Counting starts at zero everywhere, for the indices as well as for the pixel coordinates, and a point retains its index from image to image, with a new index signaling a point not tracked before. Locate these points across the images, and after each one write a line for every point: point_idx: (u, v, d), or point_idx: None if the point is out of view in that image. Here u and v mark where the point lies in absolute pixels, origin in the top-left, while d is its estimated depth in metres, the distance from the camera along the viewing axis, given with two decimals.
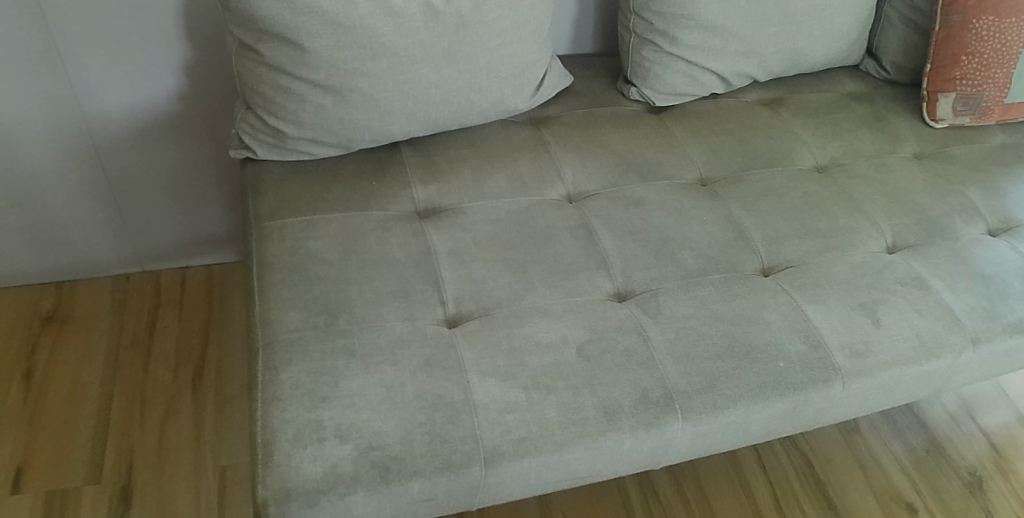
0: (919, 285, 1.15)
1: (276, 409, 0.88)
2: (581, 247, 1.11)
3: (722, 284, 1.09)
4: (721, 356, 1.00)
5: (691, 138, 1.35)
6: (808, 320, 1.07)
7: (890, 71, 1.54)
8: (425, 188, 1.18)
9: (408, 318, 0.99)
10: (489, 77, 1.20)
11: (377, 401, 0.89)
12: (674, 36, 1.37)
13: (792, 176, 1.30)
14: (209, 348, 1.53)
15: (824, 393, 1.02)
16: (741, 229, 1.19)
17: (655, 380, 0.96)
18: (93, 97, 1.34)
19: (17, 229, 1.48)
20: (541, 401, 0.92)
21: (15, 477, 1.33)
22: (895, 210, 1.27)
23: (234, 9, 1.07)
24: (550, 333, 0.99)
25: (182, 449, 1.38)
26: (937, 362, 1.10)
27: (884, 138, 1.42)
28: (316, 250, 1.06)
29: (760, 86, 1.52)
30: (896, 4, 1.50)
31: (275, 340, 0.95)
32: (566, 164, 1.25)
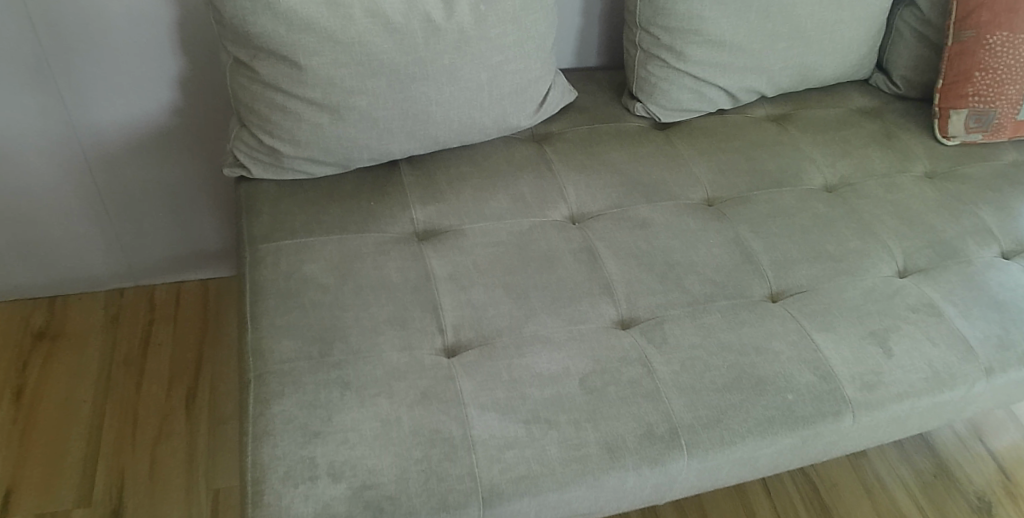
0: (932, 312, 1.11)
1: (266, 445, 0.85)
2: (584, 272, 1.08)
3: (730, 311, 1.06)
4: (728, 388, 0.97)
5: (697, 155, 1.32)
6: (818, 349, 1.03)
7: (901, 86, 1.51)
8: (424, 208, 1.15)
9: (405, 347, 0.96)
10: (491, 94, 1.17)
11: (372, 437, 0.86)
12: (681, 51, 1.34)
13: (801, 197, 1.27)
14: (203, 367, 1.50)
15: (834, 426, 0.99)
16: (749, 252, 1.15)
17: (661, 415, 0.93)
18: (86, 112, 1.31)
19: (9, 244, 1.46)
20: (542, 436, 0.89)
21: (4, 499, 1.30)
22: (907, 232, 1.23)
23: (228, 25, 1.04)
24: (552, 364, 0.96)
25: (175, 472, 1.35)
26: (950, 393, 1.06)
27: (895, 156, 1.39)
28: (312, 274, 1.03)
29: (768, 101, 1.48)
30: (908, 18, 1.47)
31: (267, 370, 0.92)
32: (569, 184, 1.22)
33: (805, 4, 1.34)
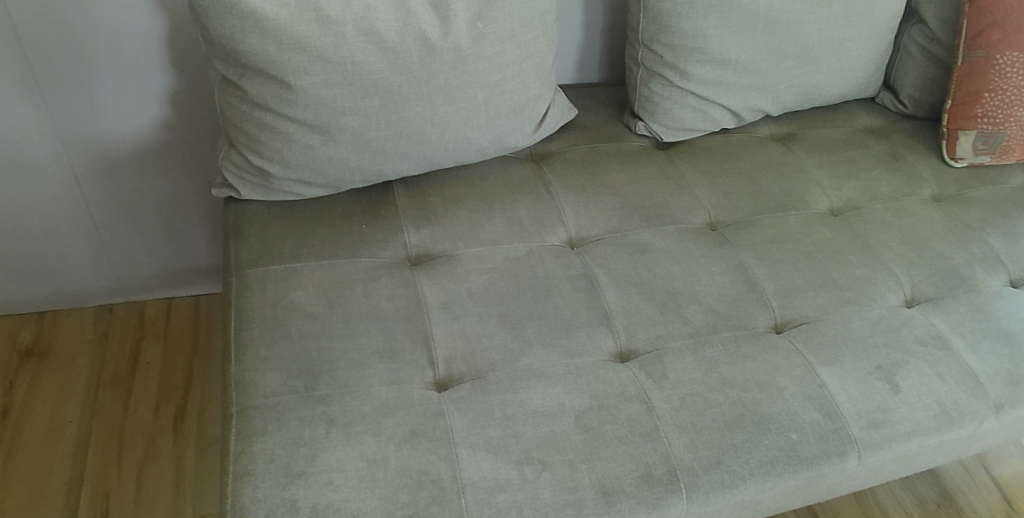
0: (940, 345, 1.06)
1: (247, 486, 0.83)
2: (581, 301, 1.04)
3: (733, 344, 1.02)
4: (730, 427, 0.93)
5: (700, 177, 1.28)
6: (823, 386, 0.99)
7: (908, 104, 1.47)
8: (417, 232, 1.11)
9: (394, 381, 0.93)
10: (488, 114, 1.13)
11: (357, 478, 0.83)
12: (685, 70, 1.30)
13: (807, 221, 1.22)
14: (193, 387, 1.46)
15: (839, 467, 0.95)
16: (753, 281, 1.11)
17: (659, 455, 0.90)
18: (73, 127, 1.27)
19: None
20: (535, 479, 0.86)
21: None
22: (914, 259, 1.18)
23: (216, 43, 1.00)
24: (546, 400, 0.92)
25: (161, 497, 1.31)
26: (958, 431, 1.01)
27: (901, 178, 1.33)
28: (300, 302, 0.99)
29: (773, 119, 1.45)
30: (917, 36, 1.43)
31: (250, 405, 0.89)
32: (567, 206, 1.18)
33: (812, 23, 1.30)
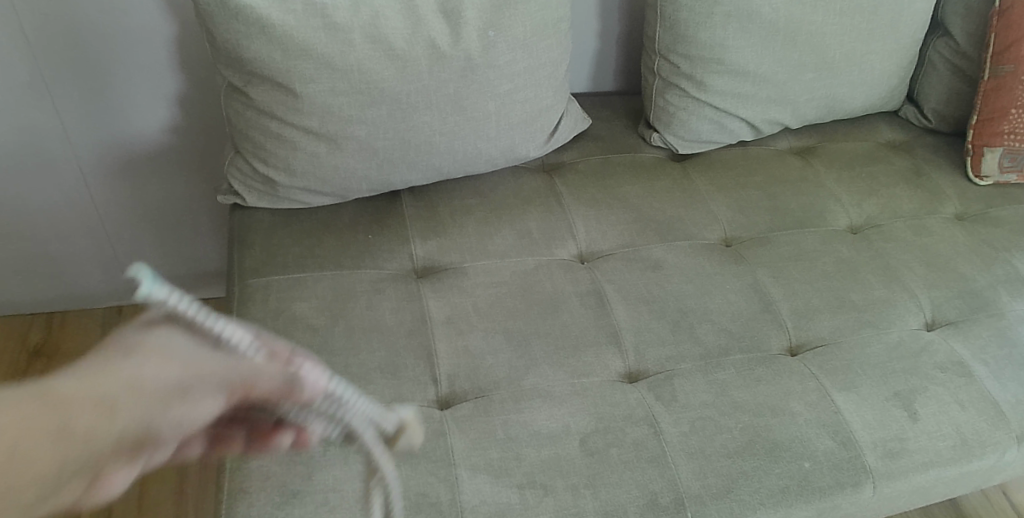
0: (962, 372, 1.03)
1: (242, 504, 0.81)
2: (590, 318, 1.02)
3: (745, 367, 0.99)
4: (740, 453, 0.90)
5: (715, 191, 1.25)
6: (838, 412, 0.96)
7: (932, 119, 1.43)
8: (424, 243, 1.09)
9: (395, 399, 0.90)
10: (499, 123, 1.11)
11: (354, 499, 0.81)
12: (702, 81, 1.27)
13: (826, 238, 1.19)
14: None
15: (854, 498, 0.92)
16: (768, 301, 1.08)
17: (665, 482, 0.87)
18: (80, 130, 1.26)
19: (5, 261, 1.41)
20: (536, 504, 0.83)
21: None
22: (936, 280, 1.14)
23: (221, 48, 0.98)
24: (551, 421, 0.90)
25: (164, 493, 1.28)
26: (978, 463, 0.97)
27: (924, 195, 1.30)
28: (302, 314, 0.97)
29: (792, 132, 1.41)
30: (942, 49, 1.39)
31: None
32: (578, 219, 1.16)
33: (835, 35, 1.27)
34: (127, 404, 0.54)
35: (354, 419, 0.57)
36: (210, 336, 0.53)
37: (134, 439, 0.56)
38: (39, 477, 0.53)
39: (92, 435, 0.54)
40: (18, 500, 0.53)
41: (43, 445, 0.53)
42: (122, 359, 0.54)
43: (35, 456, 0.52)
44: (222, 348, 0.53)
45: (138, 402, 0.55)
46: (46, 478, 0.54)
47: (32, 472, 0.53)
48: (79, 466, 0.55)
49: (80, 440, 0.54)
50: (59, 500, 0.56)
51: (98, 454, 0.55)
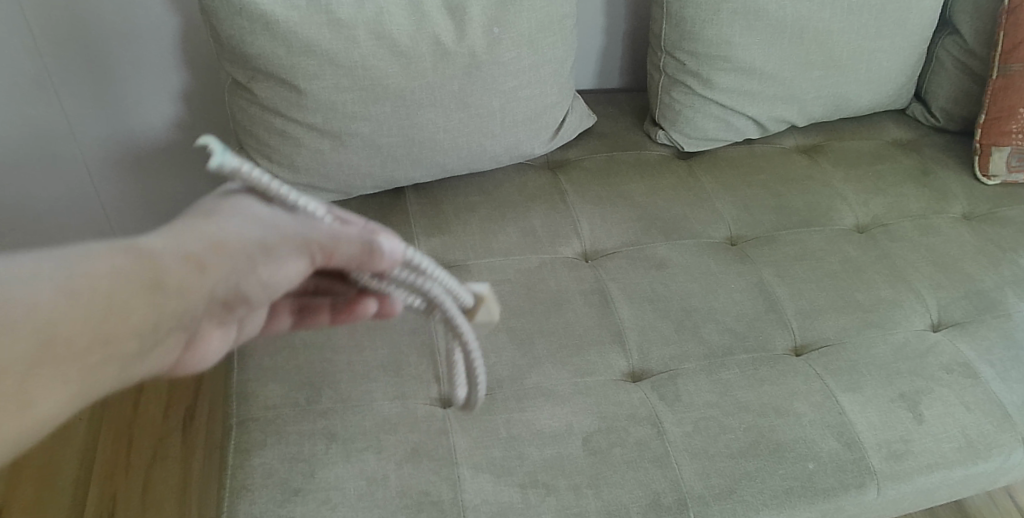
0: (968, 373, 1.02)
1: (244, 501, 0.81)
2: (594, 317, 1.01)
3: (749, 367, 0.99)
4: (744, 454, 0.90)
5: (720, 190, 1.24)
6: (842, 413, 0.96)
7: (940, 118, 1.42)
8: (428, 240, 1.09)
9: (397, 396, 0.90)
10: (503, 120, 1.11)
11: (355, 497, 0.81)
12: (707, 78, 1.26)
13: (832, 238, 1.18)
14: (202, 389, 1.44)
15: (858, 499, 0.91)
16: (774, 300, 1.07)
17: (668, 482, 0.87)
18: (84, 126, 1.25)
19: None
20: (538, 503, 0.83)
21: None
22: (942, 281, 1.14)
23: (225, 44, 0.98)
24: (554, 421, 0.90)
25: (167, 497, 1.29)
26: (984, 465, 0.97)
27: (931, 194, 1.29)
28: None
29: (798, 130, 1.40)
30: (950, 47, 1.38)
31: (251, 418, 0.88)
32: (583, 217, 1.15)
33: (842, 32, 1.26)
34: (217, 264, 0.59)
35: (433, 290, 0.65)
36: (296, 201, 0.60)
37: (223, 298, 0.62)
38: (137, 328, 0.58)
39: (186, 294, 0.59)
40: (118, 349, 0.58)
41: (141, 297, 0.58)
42: (209, 217, 0.60)
43: (133, 308, 0.58)
44: (300, 215, 0.60)
45: (223, 259, 0.59)
46: (144, 331, 0.59)
47: (130, 324, 0.58)
48: (173, 320, 0.60)
49: (175, 297, 0.59)
50: (153, 357, 0.62)
51: (190, 312, 0.61)
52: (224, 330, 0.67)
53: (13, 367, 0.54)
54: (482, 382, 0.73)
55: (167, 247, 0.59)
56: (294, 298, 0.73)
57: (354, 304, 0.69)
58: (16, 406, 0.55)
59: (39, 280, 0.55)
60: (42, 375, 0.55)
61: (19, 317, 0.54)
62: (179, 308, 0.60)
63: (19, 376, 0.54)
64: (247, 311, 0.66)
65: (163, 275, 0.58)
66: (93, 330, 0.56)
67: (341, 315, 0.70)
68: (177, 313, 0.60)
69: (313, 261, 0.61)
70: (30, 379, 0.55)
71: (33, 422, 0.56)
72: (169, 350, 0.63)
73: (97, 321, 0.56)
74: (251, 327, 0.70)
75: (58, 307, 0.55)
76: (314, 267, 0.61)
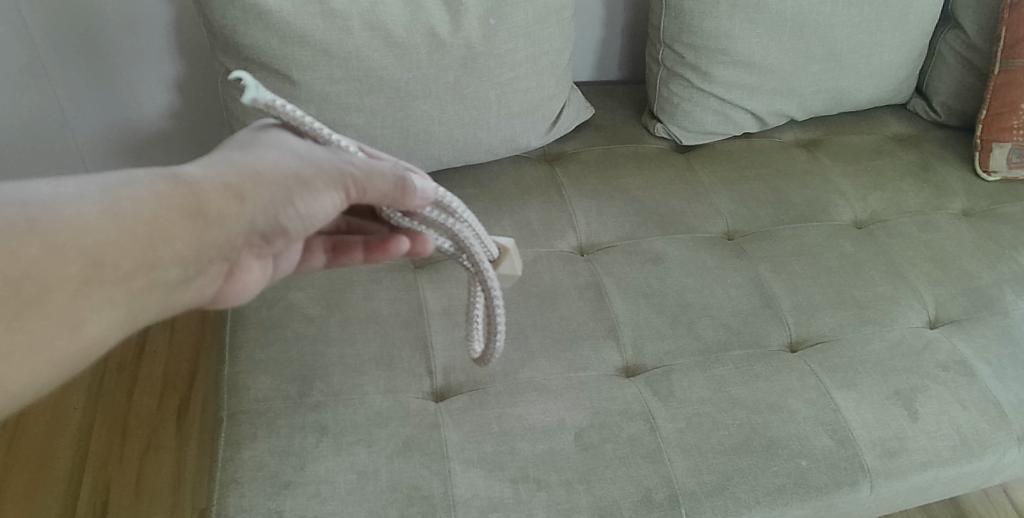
0: (964, 371, 1.01)
1: (234, 494, 0.81)
2: (589, 312, 1.01)
3: (744, 362, 0.98)
4: (737, 451, 0.90)
5: (719, 184, 1.23)
6: (837, 410, 0.95)
7: (941, 113, 1.41)
8: None
9: (390, 390, 0.90)
10: (499, 113, 1.10)
11: (346, 491, 0.81)
12: (706, 71, 1.25)
13: (829, 233, 1.18)
14: (197, 378, 1.43)
15: (851, 497, 0.91)
16: (770, 296, 1.07)
17: (660, 478, 0.86)
18: (78, 115, 1.25)
19: None
20: (529, 499, 0.83)
21: None
22: (940, 277, 1.13)
23: (218, 34, 0.97)
24: (546, 416, 0.89)
25: (161, 488, 1.28)
26: (978, 463, 0.96)
27: (930, 190, 1.28)
28: (298, 303, 0.97)
29: (798, 124, 1.39)
30: (952, 42, 1.37)
31: (242, 410, 0.87)
32: (579, 211, 1.14)
33: (843, 26, 1.25)
34: (256, 195, 0.62)
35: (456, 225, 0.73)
36: (330, 139, 0.66)
37: (261, 232, 0.65)
38: (180, 257, 0.61)
39: (227, 224, 0.62)
40: (162, 276, 0.60)
41: (185, 224, 0.60)
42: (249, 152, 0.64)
43: (175, 235, 0.60)
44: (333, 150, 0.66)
45: (263, 190, 0.62)
46: (187, 257, 0.61)
47: (173, 252, 0.60)
48: (214, 250, 0.63)
49: (216, 226, 0.61)
50: (193, 287, 0.64)
51: (228, 243, 0.63)
52: (262, 263, 0.70)
53: (64, 283, 0.56)
54: (500, 335, 0.79)
55: (208, 177, 0.61)
56: (326, 238, 0.79)
57: (384, 243, 0.75)
58: (65, 323, 0.56)
59: (87, 203, 0.57)
60: (90, 294, 0.57)
61: (72, 236, 0.56)
62: (220, 238, 0.62)
63: (69, 293, 0.56)
64: (283, 247, 0.69)
65: (205, 202, 0.61)
66: (138, 252, 0.58)
67: (373, 254, 0.75)
68: (217, 245, 0.62)
69: (348, 196, 0.65)
70: (79, 298, 0.57)
71: (78, 342, 0.57)
72: (208, 282, 0.65)
73: (143, 245, 0.58)
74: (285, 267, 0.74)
75: (106, 228, 0.57)
76: (347, 202, 0.66)
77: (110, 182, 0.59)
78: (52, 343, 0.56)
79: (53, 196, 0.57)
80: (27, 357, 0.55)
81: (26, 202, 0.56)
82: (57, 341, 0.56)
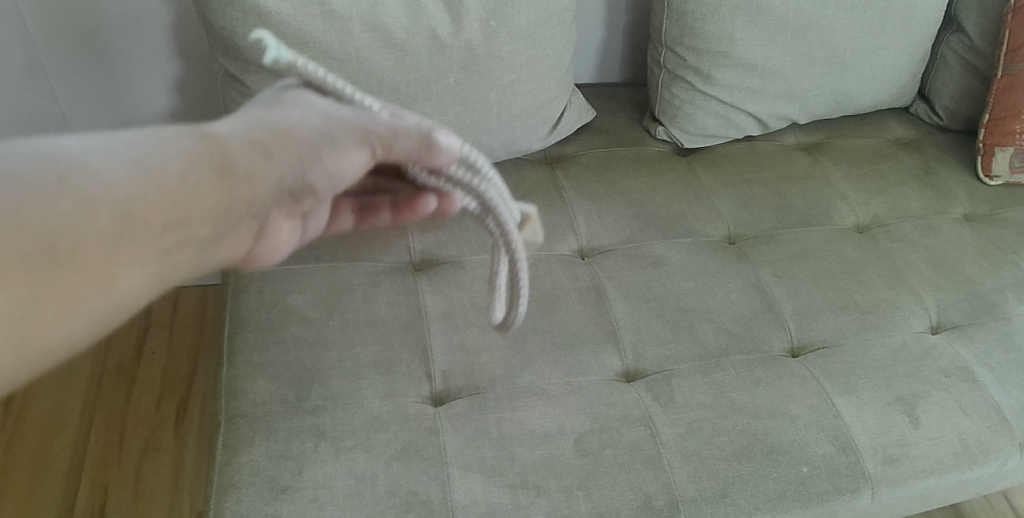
0: (966, 377, 1.01)
1: (231, 498, 0.80)
2: (589, 316, 1.00)
3: (745, 367, 0.98)
4: (737, 457, 0.89)
5: (720, 187, 1.23)
6: (838, 416, 0.95)
7: (943, 117, 1.40)
8: (423, 236, 1.08)
9: (388, 394, 0.89)
10: (500, 115, 1.09)
11: (344, 496, 0.81)
12: (708, 74, 1.25)
13: (831, 237, 1.17)
14: (196, 379, 1.43)
15: (852, 504, 0.90)
16: (771, 300, 1.06)
17: (660, 485, 0.86)
18: (78, 115, 1.24)
19: None
20: (528, 504, 0.82)
21: None
22: (942, 282, 1.12)
23: (217, 36, 0.97)
24: (545, 421, 0.89)
25: (159, 489, 1.28)
26: (980, 470, 0.95)
27: (932, 194, 1.27)
28: (297, 306, 0.96)
29: (800, 127, 1.39)
30: (955, 45, 1.36)
31: (239, 414, 0.87)
32: (579, 214, 1.14)
33: (845, 29, 1.24)
34: (285, 151, 0.60)
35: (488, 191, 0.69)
36: (355, 98, 0.63)
37: (291, 189, 0.62)
38: (212, 213, 0.59)
39: (257, 180, 0.60)
40: (194, 233, 0.58)
41: (215, 180, 0.58)
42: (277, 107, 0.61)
43: (206, 191, 0.58)
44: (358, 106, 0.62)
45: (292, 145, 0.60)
46: (217, 214, 0.59)
47: (205, 208, 0.58)
48: (245, 208, 0.61)
49: (245, 183, 0.59)
50: (224, 247, 0.62)
51: (259, 200, 0.61)
52: (293, 222, 0.67)
53: (96, 237, 0.54)
54: (522, 299, 0.78)
55: (234, 133, 0.59)
56: (354, 200, 0.77)
57: (412, 201, 0.73)
58: (99, 278, 0.55)
59: (113, 159, 0.55)
60: (122, 250, 0.55)
61: (102, 190, 0.54)
62: (250, 194, 0.60)
63: (101, 249, 0.54)
64: (312, 206, 0.67)
65: (234, 158, 0.59)
66: (169, 208, 0.56)
67: (401, 213, 0.75)
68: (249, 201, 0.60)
69: (374, 153, 0.62)
70: (111, 254, 0.55)
71: (112, 297, 0.56)
72: (239, 242, 0.63)
73: (175, 199, 0.57)
74: (314, 227, 0.71)
75: (135, 184, 0.55)
76: (373, 160, 0.62)
77: (135, 137, 0.57)
78: (84, 300, 0.54)
79: (83, 150, 0.55)
80: (60, 311, 0.54)
81: (54, 155, 0.54)
82: (92, 296, 0.55)
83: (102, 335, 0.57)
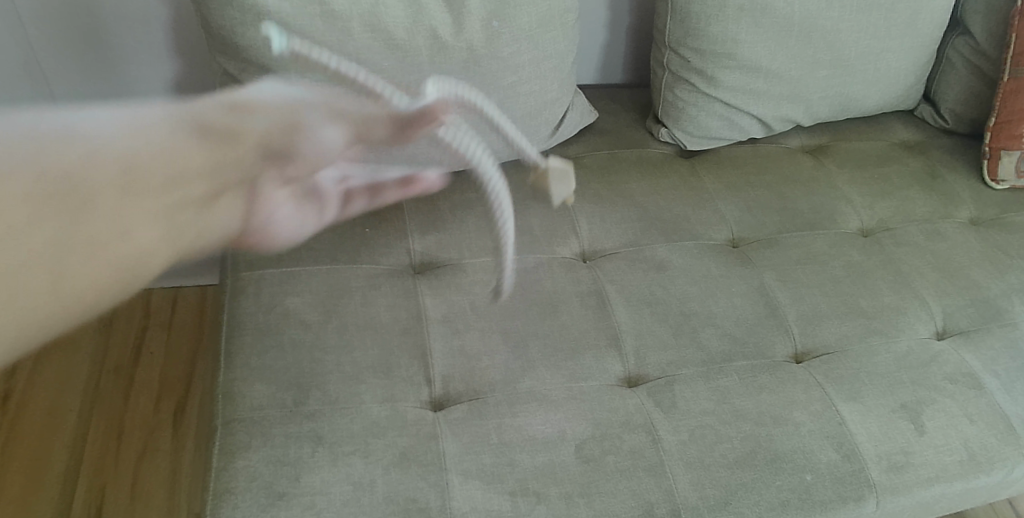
0: (971, 383, 1.00)
1: (227, 504, 0.79)
2: (590, 320, 0.99)
3: (748, 373, 0.97)
4: (740, 464, 0.88)
5: (724, 190, 1.22)
6: (842, 423, 0.93)
7: (949, 120, 1.39)
8: (423, 238, 1.06)
9: (387, 399, 0.88)
10: (501, 117, 1.08)
11: (341, 503, 0.80)
12: (712, 76, 1.24)
13: (835, 241, 1.16)
14: (194, 381, 1.42)
15: (856, 513, 0.89)
16: (774, 305, 1.05)
17: (662, 493, 0.85)
18: None
19: None
20: (528, 512, 0.81)
21: None
22: (948, 288, 1.11)
23: (216, 35, 0.96)
24: (546, 427, 0.88)
25: (156, 491, 1.27)
26: (986, 479, 0.94)
27: (937, 198, 1.26)
28: (295, 309, 0.95)
29: (804, 130, 1.38)
30: (961, 47, 1.35)
31: (236, 418, 0.86)
32: (582, 216, 1.13)
33: (851, 31, 1.23)
34: (265, 113, 0.66)
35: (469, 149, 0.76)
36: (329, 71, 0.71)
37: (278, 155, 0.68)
38: (206, 170, 0.63)
39: (243, 139, 0.65)
40: (193, 188, 0.63)
41: (205, 139, 0.63)
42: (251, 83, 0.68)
43: (200, 149, 0.63)
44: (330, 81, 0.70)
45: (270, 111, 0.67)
46: (213, 170, 0.64)
47: (201, 164, 0.63)
48: (237, 167, 0.66)
49: (234, 141, 0.65)
50: (222, 209, 0.67)
51: (249, 161, 0.66)
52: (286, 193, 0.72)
53: (106, 185, 0.58)
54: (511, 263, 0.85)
55: (215, 102, 0.65)
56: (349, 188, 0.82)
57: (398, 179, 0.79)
58: (112, 225, 0.58)
59: (110, 120, 0.60)
60: (129, 198, 0.59)
61: (102, 144, 0.58)
62: (237, 151, 0.65)
63: (113, 195, 0.58)
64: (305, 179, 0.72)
65: (218, 121, 0.64)
66: (165, 165, 0.60)
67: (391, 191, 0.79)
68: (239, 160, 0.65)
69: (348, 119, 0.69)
70: (121, 201, 0.58)
71: (127, 246, 0.59)
72: (231, 208, 0.67)
73: (172, 155, 0.61)
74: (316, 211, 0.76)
75: (136, 139, 0.60)
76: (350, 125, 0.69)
77: (127, 107, 0.62)
78: (103, 242, 0.58)
79: (79, 113, 0.59)
80: (81, 257, 0.57)
81: (50, 115, 0.58)
82: (108, 243, 0.58)
83: (123, 288, 0.61)
